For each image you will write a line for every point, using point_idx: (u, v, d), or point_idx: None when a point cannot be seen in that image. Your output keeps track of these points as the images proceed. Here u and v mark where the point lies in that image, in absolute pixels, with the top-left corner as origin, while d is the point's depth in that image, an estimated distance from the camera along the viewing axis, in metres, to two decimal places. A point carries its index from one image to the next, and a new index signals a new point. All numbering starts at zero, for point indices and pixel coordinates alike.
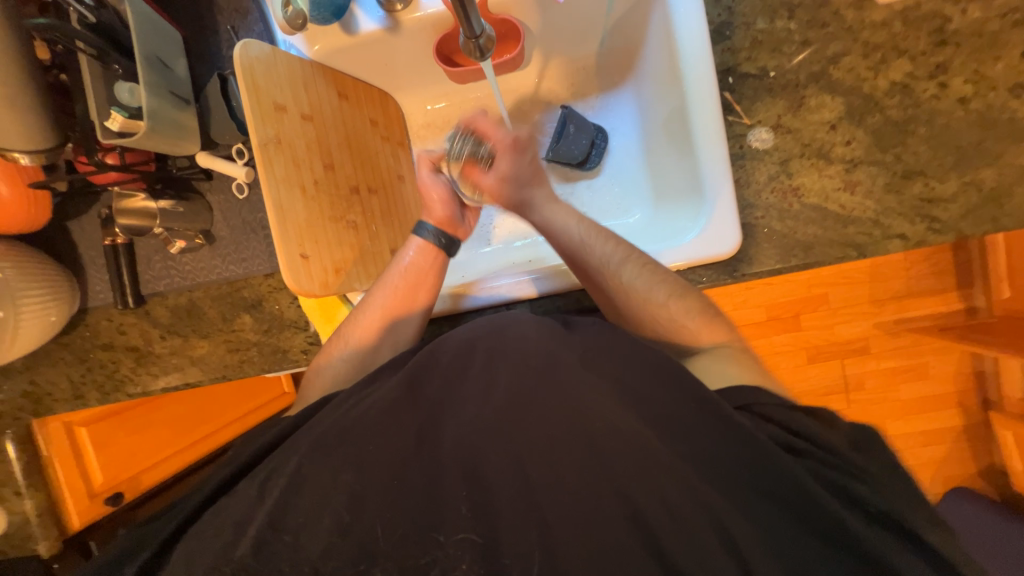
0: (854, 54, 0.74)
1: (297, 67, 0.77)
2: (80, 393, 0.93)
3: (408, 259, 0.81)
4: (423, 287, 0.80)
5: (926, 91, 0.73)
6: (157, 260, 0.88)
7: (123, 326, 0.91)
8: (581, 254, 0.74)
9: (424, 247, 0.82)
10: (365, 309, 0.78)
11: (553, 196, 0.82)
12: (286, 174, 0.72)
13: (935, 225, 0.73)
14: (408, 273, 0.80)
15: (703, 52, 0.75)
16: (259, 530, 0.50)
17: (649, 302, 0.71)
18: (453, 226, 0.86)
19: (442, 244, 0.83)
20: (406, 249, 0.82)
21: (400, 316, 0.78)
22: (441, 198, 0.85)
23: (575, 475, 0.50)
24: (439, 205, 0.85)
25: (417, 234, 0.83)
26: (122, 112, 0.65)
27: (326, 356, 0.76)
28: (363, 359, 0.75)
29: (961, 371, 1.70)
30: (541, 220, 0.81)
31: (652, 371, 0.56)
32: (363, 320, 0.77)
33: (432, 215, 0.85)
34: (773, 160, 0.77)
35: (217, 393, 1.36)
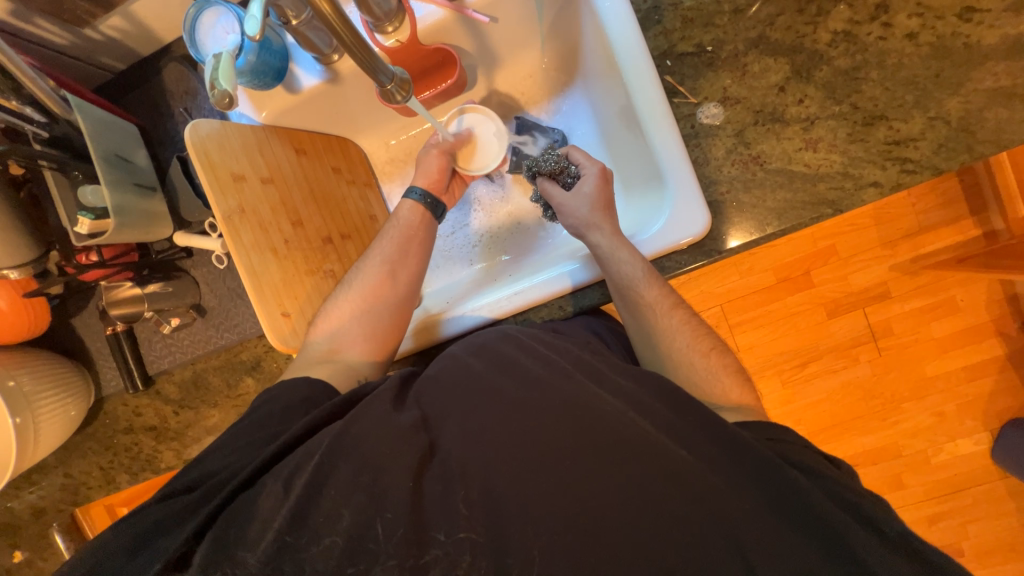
0: (789, 12, 0.73)
1: (249, 135, 0.80)
2: (111, 477, 0.98)
3: (401, 217, 0.85)
4: (418, 242, 0.84)
5: (871, 34, 0.71)
6: (156, 340, 0.91)
7: (138, 408, 0.95)
8: (630, 291, 0.73)
9: (415, 207, 0.86)
10: (367, 260, 0.81)
11: (617, 232, 0.78)
12: (255, 241, 0.75)
13: (908, 166, 0.71)
14: (404, 229, 0.84)
15: (635, 40, 0.75)
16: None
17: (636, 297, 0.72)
18: (441, 191, 0.90)
19: (429, 205, 0.86)
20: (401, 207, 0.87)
21: (401, 270, 0.80)
22: (436, 164, 0.89)
23: (566, 483, 0.50)
24: (434, 170, 0.89)
25: (408, 196, 0.87)
26: (89, 215, 0.69)
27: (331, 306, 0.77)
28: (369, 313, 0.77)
29: (993, 298, 1.62)
30: (602, 247, 0.77)
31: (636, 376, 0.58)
32: (362, 276, 0.79)
33: (424, 178, 0.88)
34: (727, 133, 0.75)
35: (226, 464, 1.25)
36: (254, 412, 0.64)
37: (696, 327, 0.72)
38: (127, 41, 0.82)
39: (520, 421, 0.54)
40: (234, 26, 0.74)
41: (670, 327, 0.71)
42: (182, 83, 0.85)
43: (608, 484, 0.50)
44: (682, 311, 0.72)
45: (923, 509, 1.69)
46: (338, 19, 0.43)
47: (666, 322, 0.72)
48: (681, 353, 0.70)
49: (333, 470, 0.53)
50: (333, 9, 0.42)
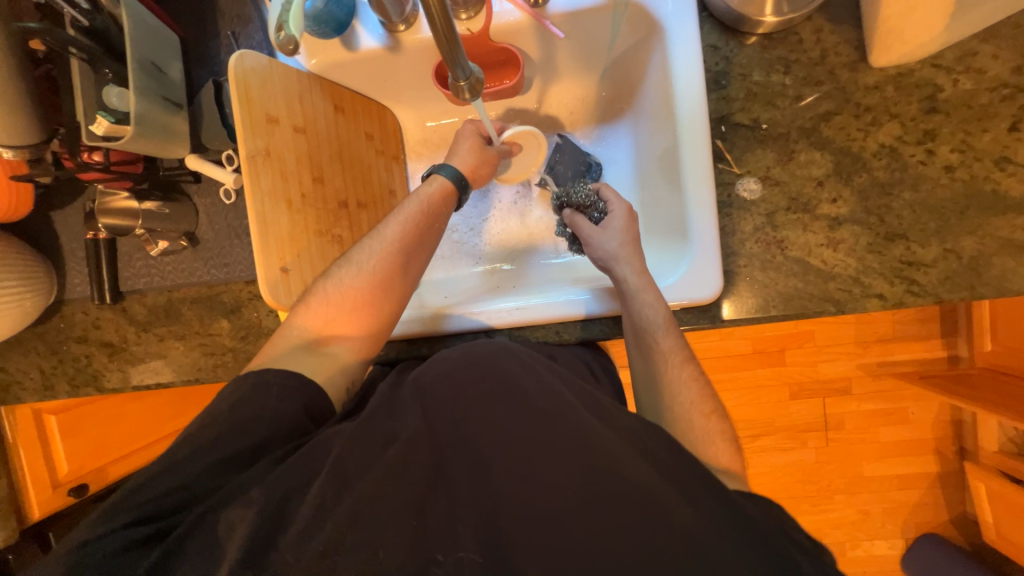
0: (846, 113, 0.75)
1: (294, 79, 0.77)
2: (49, 384, 0.92)
3: (425, 195, 0.81)
4: (439, 228, 0.81)
5: (913, 156, 0.74)
6: (137, 258, 0.87)
7: (98, 321, 0.90)
8: (645, 334, 0.74)
9: (445, 187, 0.82)
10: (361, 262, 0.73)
11: (645, 271, 0.77)
12: (272, 187, 0.72)
13: (913, 288, 0.74)
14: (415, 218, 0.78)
15: (698, 97, 0.75)
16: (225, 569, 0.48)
17: (656, 345, 0.73)
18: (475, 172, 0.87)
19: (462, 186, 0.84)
20: (423, 192, 0.81)
21: (416, 254, 0.77)
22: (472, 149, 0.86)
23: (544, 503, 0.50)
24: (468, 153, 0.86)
25: (438, 173, 0.83)
26: (109, 117, 0.65)
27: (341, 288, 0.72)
28: (399, 267, 0.75)
29: (939, 418, 1.71)
30: (630, 282, 0.77)
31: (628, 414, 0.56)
32: (371, 259, 0.74)
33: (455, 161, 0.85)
34: (759, 211, 0.77)
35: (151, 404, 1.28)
36: (239, 387, 0.61)
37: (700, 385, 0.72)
38: None
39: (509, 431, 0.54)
40: None
41: (684, 385, 0.71)
42: (236, 6, 0.80)
43: None
44: (694, 368, 0.73)
45: None
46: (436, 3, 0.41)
47: (677, 371, 0.72)
48: (681, 407, 0.69)
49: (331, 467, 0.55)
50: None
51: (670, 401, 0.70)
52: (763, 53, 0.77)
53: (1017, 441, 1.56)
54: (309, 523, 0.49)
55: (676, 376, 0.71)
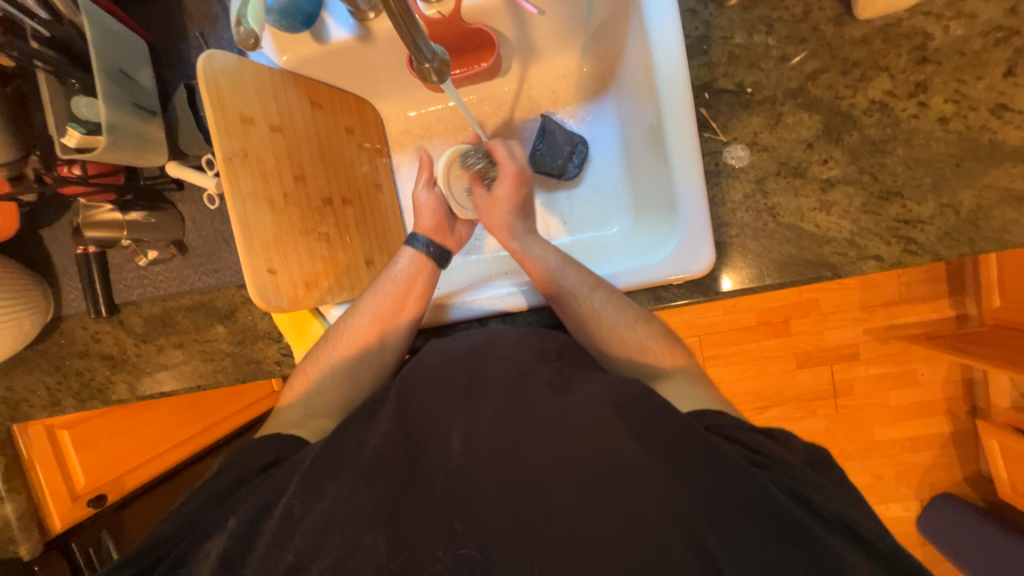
0: (832, 71, 0.72)
1: (266, 76, 0.76)
2: (56, 399, 0.94)
3: (399, 269, 0.81)
4: (418, 295, 0.80)
5: (905, 110, 0.71)
6: (129, 269, 0.88)
7: (97, 334, 0.91)
8: (556, 282, 0.75)
9: (416, 257, 0.82)
10: (336, 339, 0.76)
11: (532, 229, 0.83)
12: (253, 190, 0.72)
13: (911, 246, 0.72)
14: (391, 293, 0.78)
15: (679, 65, 0.73)
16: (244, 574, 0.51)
17: (564, 286, 0.74)
18: (443, 235, 0.86)
19: (432, 254, 0.83)
20: (397, 263, 0.82)
21: (396, 324, 0.78)
22: (431, 209, 0.84)
23: (540, 487, 0.50)
24: (429, 216, 0.85)
25: (409, 246, 0.82)
26: (79, 129, 0.65)
27: (317, 364, 0.75)
28: (376, 340, 0.76)
29: (950, 378, 1.70)
30: (522, 246, 0.81)
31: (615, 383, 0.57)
32: (348, 333, 0.76)
33: (422, 226, 0.85)
34: (748, 178, 0.75)
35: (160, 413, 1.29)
36: None
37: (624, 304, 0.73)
38: None
39: (506, 417, 0.54)
40: None
41: (616, 306, 0.72)
42: (203, 6, 0.79)
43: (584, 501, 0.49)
44: (626, 304, 0.72)
45: None
46: None
47: (607, 312, 0.71)
48: (663, 355, 0.69)
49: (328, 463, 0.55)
50: None
51: (603, 327, 0.71)
52: (744, 14, 0.74)
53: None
54: (314, 522, 0.51)
55: (595, 305, 0.72)
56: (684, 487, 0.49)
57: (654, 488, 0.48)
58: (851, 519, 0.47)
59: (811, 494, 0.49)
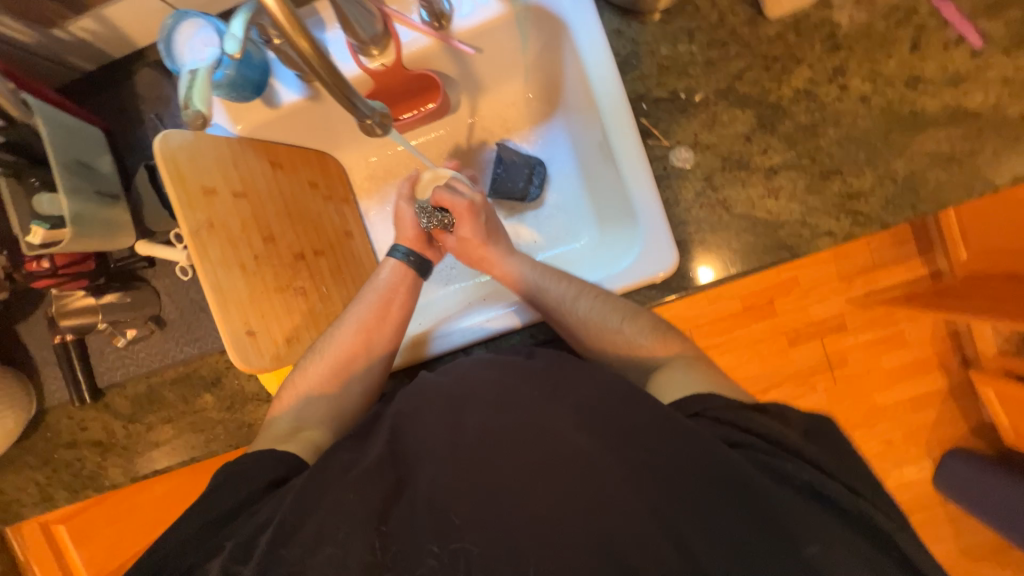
0: (756, 68, 0.77)
1: (223, 147, 0.79)
2: (47, 495, 0.92)
3: (382, 279, 0.84)
4: (402, 299, 0.83)
5: (829, 95, 0.76)
6: (109, 352, 0.88)
7: (84, 422, 0.90)
8: (539, 295, 0.78)
9: (397, 267, 0.86)
10: (322, 351, 0.77)
11: (511, 249, 0.86)
12: (223, 257, 0.73)
13: (859, 218, 0.76)
14: (376, 300, 0.81)
15: (614, 82, 0.78)
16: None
17: (549, 301, 0.77)
18: (423, 245, 0.89)
19: (413, 263, 0.86)
20: (380, 270, 0.85)
21: (381, 330, 0.80)
22: (412, 218, 0.88)
23: (532, 508, 0.49)
24: (410, 225, 0.88)
25: (391, 256, 0.86)
26: (43, 224, 0.67)
27: (305, 374, 0.75)
28: (364, 345, 0.78)
29: (937, 333, 1.73)
30: (500, 272, 0.84)
31: (598, 388, 0.57)
32: (335, 341, 0.77)
33: (404, 237, 0.88)
34: (697, 177, 0.79)
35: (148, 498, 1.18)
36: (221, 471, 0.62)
37: (610, 304, 0.74)
38: (98, 44, 0.78)
39: None
40: (214, 40, 0.70)
41: (604, 309, 0.73)
42: (154, 89, 0.82)
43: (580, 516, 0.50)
44: (629, 308, 0.74)
45: None
46: (313, 56, 0.44)
47: (609, 318, 0.73)
48: (647, 354, 0.70)
49: None
50: (312, 48, 0.44)
51: (593, 331, 0.73)
52: (665, 27, 0.79)
53: (1012, 340, 1.61)
54: None
55: (580, 313, 0.74)
56: (676, 486, 0.49)
57: (645, 490, 0.49)
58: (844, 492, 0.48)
59: (789, 470, 0.51)
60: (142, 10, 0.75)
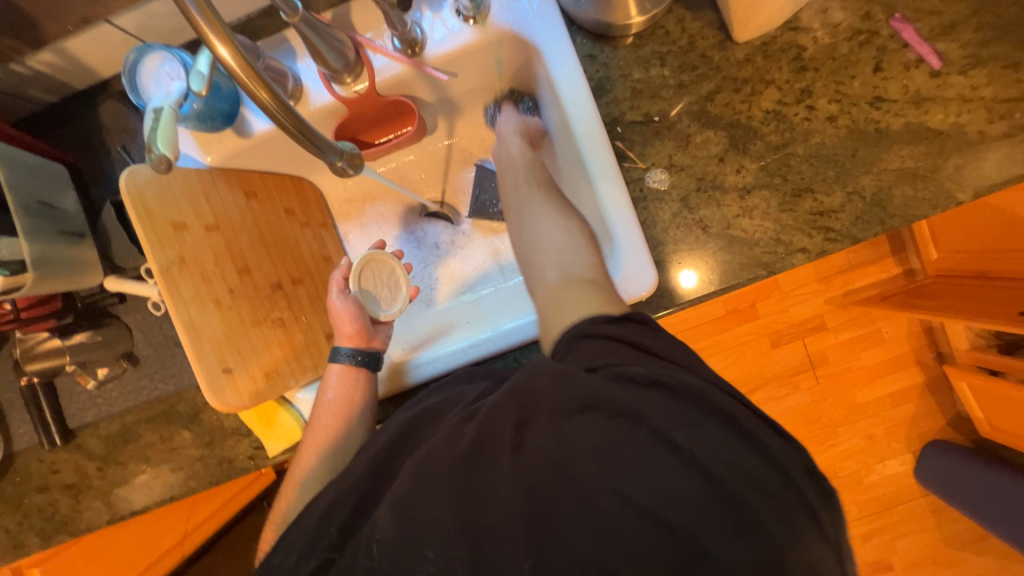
0: (726, 90, 0.79)
1: (194, 180, 0.77)
2: (18, 541, 0.88)
3: (330, 386, 0.77)
4: (356, 405, 0.75)
5: (797, 115, 0.78)
6: (80, 392, 0.85)
7: (55, 465, 0.87)
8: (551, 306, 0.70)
9: (343, 371, 0.77)
10: (289, 486, 0.72)
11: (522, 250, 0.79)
12: (196, 293, 0.72)
13: (831, 234, 0.78)
14: (328, 416, 0.75)
15: (587, 107, 0.78)
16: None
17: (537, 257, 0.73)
18: (367, 338, 0.80)
19: (361, 361, 0.78)
20: (329, 379, 0.78)
21: (335, 447, 0.73)
22: (349, 314, 0.79)
23: None
24: (348, 322, 0.79)
25: (336, 360, 0.78)
26: (1, 270, 0.64)
27: (276, 512, 0.71)
28: (321, 464, 0.71)
29: (912, 330, 1.78)
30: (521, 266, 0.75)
31: (548, 395, 0.50)
32: (297, 472, 0.72)
33: (343, 335, 0.79)
34: (673, 198, 0.80)
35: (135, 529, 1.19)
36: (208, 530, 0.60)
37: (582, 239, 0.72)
38: (58, 75, 0.76)
39: None
40: (181, 73, 0.68)
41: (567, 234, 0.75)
42: (120, 121, 0.79)
43: None
44: None
45: (862, 527, 1.79)
46: (274, 105, 0.44)
47: None
48: None
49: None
50: (274, 99, 0.44)
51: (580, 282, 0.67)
52: (637, 51, 0.80)
53: (984, 334, 1.64)
54: None
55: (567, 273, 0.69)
56: None
57: None
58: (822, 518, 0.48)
59: None
60: (103, 40, 0.72)
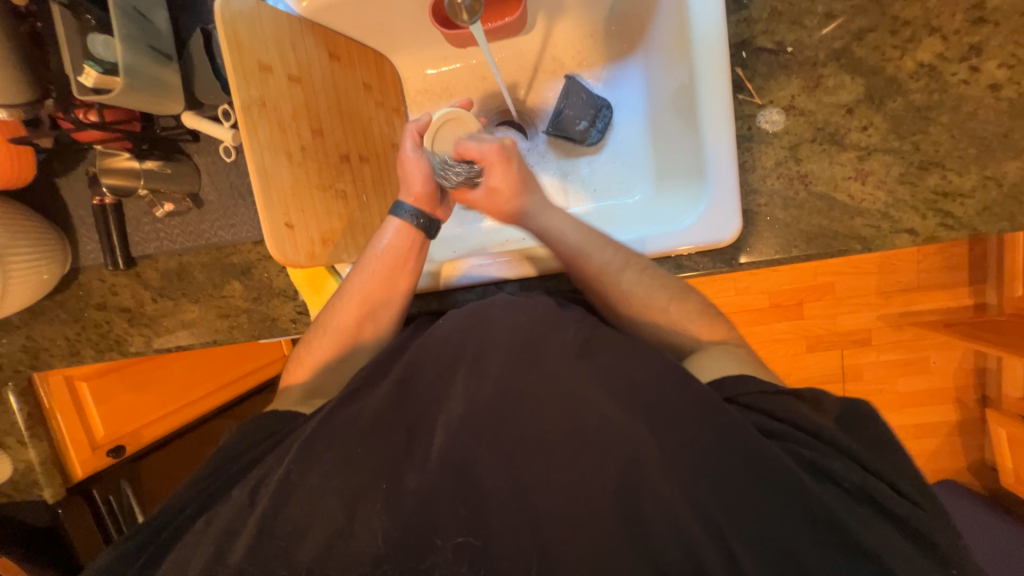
0: (881, 30, 0.69)
1: (284, 24, 0.74)
2: (75, 349, 0.95)
3: (385, 239, 0.75)
4: (407, 269, 0.75)
5: (955, 75, 0.68)
6: (145, 222, 0.87)
7: (115, 287, 0.92)
8: (579, 263, 0.69)
9: (401, 228, 0.76)
10: (325, 328, 0.73)
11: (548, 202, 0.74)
12: (271, 140, 0.70)
13: (947, 220, 0.70)
14: (374, 273, 0.74)
15: (717, 19, 0.69)
16: (237, 536, 0.50)
17: (568, 247, 0.70)
18: (433, 205, 0.79)
19: (421, 225, 0.76)
20: (383, 231, 0.76)
21: (379, 308, 0.74)
22: (422, 172, 0.76)
23: (558, 453, 0.49)
24: (419, 181, 0.77)
25: (396, 214, 0.76)
26: (96, 67, 0.64)
27: (308, 348, 0.73)
28: (365, 319, 0.73)
29: (962, 366, 1.67)
30: (536, 227, 0.73)
31: (633, 354, 0.54)
32: (335, 319, 0.73)
33: (411, 192, 0.77)
34: (782, 144, 0.72)
35: (173, 368, 1.30)
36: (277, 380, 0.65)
37: (659, 282, 0.67)
38: None
39: (522, 389, 0.52)
40: None
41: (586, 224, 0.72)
42: None
43: (595, 473, 0.47)
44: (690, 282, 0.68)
45: None
46: None
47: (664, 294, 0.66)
48: (688, 325, 0.65)
49: (342, 437, 0.54)
50: None
51: (636, 305, 0.66)
52: None
53: None
54: (320, 488, 0.51)
55: (625, 285, 0.67)
56: (714, 458, 0.46)
57: (682, 464, 0.46)
58: (874, 484, 0.46)
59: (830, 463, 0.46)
60: None
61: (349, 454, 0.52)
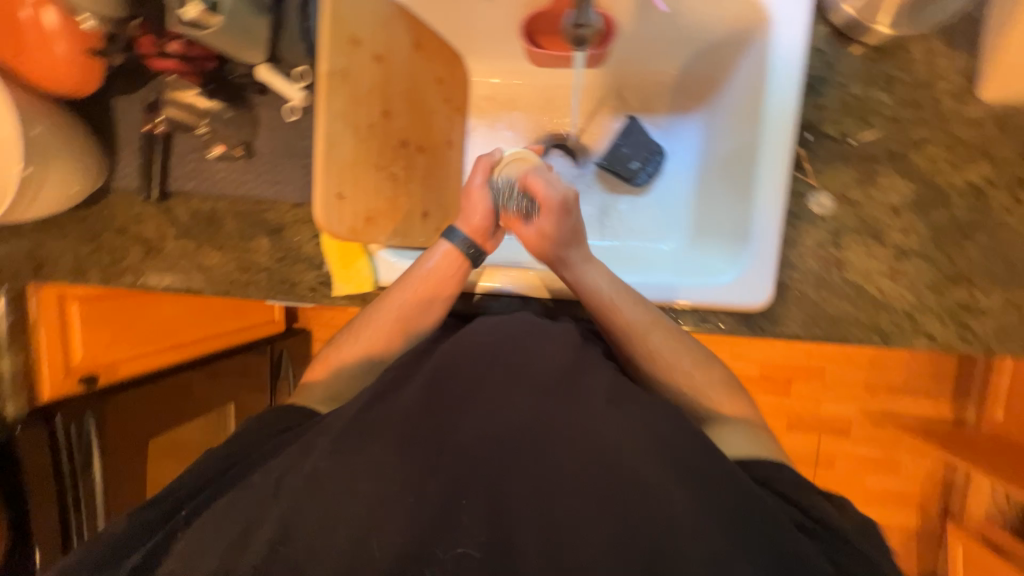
0: (938, 143, 0.72)
1: (382, 5, 0.75)
2: (81, 268, 0.92)
3: (433, 260, 0.75)
4: (450, 294, 0.75)
5: (998, 201, 0.71)
6: (189, 159, 0.87)
7: (140, 216, 0.90)
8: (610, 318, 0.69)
9: (449, 252, 0.75)
10: (359, 337, 0.72)
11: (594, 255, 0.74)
12: (344, 111, 0.72)
13: (966, 333, 0.72)
14: (417, 292, 0.73)
15: (791, 98, 0.72)
16: (263, 525, 0.49)
17: (601, 300, 0.70)
18: (485, 237, 0.77)
19: (471, 254, 0.75)
20: (432, 252, 0.75)
21: (416, 324, 0.73)
22: (484, 209, 0.75)
23: (579, 484, 0.48)
24: (479, 213, 0.76)
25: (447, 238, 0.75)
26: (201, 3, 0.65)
27: (338, 350, 0.72)
28: (402, 333, 0.72)
29: (930, 475, 1.70)
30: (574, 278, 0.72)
31: (674, 420, 0.53)
32: (370, 328, 0.72)
33: (467, 222, 0.76)
34: (826, 227, 0.75)
35: (165, 309, 1.30)
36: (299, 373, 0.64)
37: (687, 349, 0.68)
38: None
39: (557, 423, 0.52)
40: None
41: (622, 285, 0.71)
42: None
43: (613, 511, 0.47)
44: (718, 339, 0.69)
45: None
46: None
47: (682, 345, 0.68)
48: (709, 380, 0.66)
49: (366, 426, 0.53)
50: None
51: (663, 366, 0.66)
52: (867, 65, 0.74)
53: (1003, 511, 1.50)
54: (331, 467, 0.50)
55: (653, 346, 0.67)
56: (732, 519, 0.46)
57: (710, 529, 0.45)
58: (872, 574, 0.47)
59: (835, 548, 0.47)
60: None
61: (377, 453, 0.51)
